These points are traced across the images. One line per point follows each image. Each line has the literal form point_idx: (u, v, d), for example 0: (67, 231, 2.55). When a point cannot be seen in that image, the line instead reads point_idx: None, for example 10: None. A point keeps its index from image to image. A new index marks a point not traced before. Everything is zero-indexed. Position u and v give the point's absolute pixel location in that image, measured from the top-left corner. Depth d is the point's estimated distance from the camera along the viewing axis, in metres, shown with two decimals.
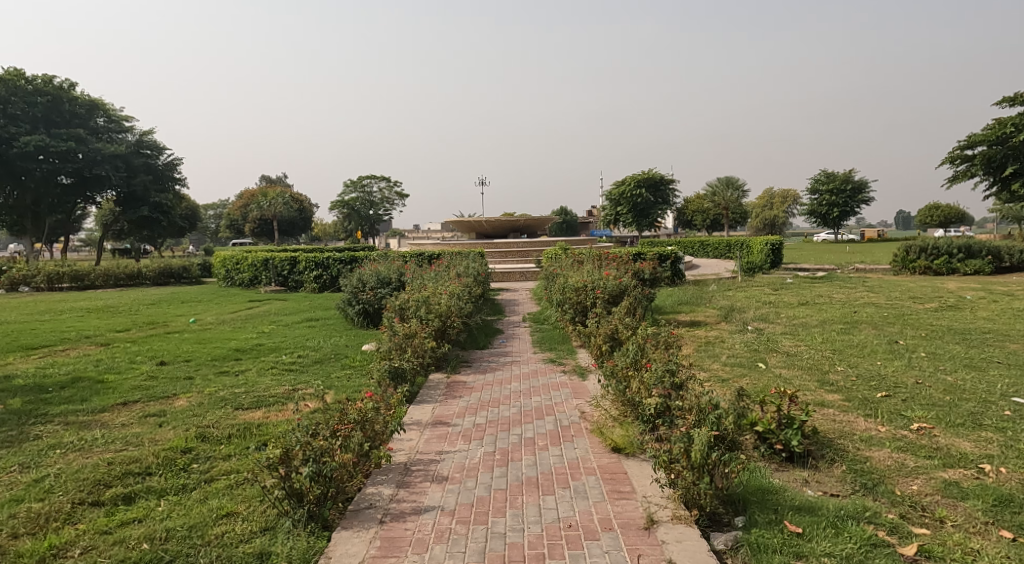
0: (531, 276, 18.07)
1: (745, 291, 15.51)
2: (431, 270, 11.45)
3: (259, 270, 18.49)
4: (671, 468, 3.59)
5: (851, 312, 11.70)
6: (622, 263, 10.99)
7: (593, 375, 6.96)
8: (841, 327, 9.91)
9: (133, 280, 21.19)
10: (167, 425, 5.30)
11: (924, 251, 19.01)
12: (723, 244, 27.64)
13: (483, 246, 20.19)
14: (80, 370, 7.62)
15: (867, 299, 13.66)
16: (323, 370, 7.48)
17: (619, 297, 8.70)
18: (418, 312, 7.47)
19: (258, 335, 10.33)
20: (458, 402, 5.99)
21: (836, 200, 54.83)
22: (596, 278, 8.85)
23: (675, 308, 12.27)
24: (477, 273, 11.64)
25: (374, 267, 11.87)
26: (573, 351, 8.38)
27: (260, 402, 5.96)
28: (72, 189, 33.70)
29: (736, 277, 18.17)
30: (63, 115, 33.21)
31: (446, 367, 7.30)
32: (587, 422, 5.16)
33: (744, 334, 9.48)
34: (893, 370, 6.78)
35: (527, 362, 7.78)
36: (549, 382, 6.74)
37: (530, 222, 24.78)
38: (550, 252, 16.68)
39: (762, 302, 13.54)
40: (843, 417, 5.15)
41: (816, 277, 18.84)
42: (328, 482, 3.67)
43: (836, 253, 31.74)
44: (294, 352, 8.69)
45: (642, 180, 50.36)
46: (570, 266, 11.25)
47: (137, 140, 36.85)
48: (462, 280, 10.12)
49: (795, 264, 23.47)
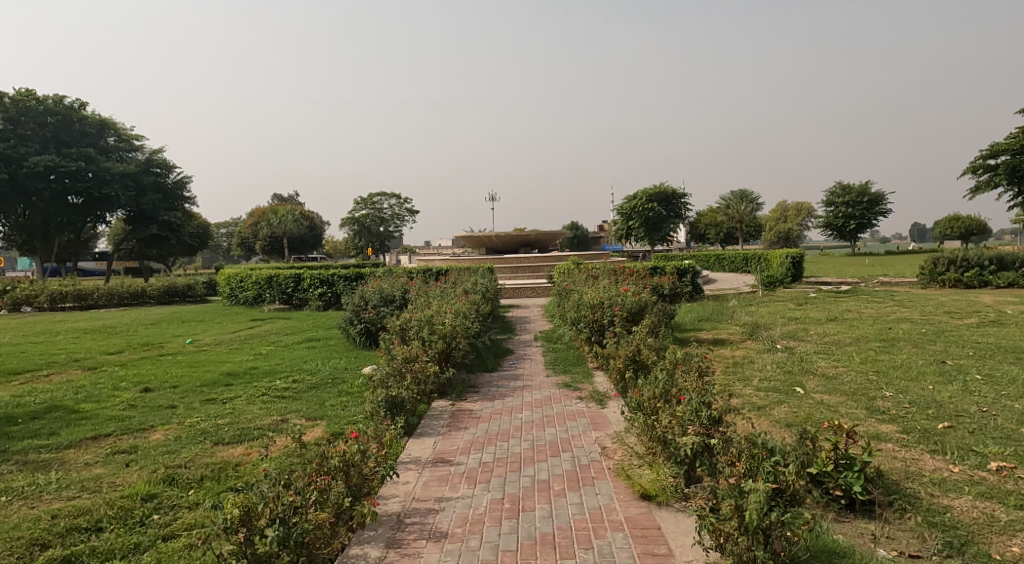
0: (542, 292, 17.48)
1: (767, 306, 14.86)
2: (437, 287, 10.81)
3: (263, 287, 18.02)
4: (720, 531, 2.93)
5: (886, 328, 11.00)
6: (639, 278, 10.37)
7: (613, 402, 6.32)
8: (879, 345, 9.24)
9: (137, 299, 20.80)
10: (134, 465, 4.71)
11: (953, 263, 18.37)
12: (739, 258, 26.94)
13: (492, 261, 19.63)
14: (56, 398, 7.06)
15: (900, 313, 12.96)
16: (316, 398, 6.86)
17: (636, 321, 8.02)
18: (419, 333, 6.85)
19: (254, 357, 9.77)
20: (462, 436, 5.34)
21: (853, 212, 54.08)
22: (613, 294, 8.19)
23: (696, 325, 11.61)
24: (485, 289, 11.04)
25: (377, 284, 11.33)
26: (590, 374, 7.70)
27: (242, 436, 5.35)
28: (81, 208, 33.69)
29: (756, 292, 17.52)
30: (72, 134, 33.18)
31: (450, 394, 6.63)
32: (609, 460, 4.52)
33: (775, 354, 8.77)
34: (950, 395, 6.07)
35: (540, 388, 7.14)
36: (565, 410, 6.11)
37: (540, 236, 24.24)
38: (562, 266, 16.10)
39: (788, 318, 12.87)
40: (906, 454, 4.47)
41: (840, 291, 18.11)
42: (299, 549, 3.02)
43: (856, 266, 31.21)
44: (289, 376, 8.09)
45: (654, 194, 50.15)
46: (583, 281, 10.63)
47: (147, 159, 36.91)
48: (468, 297, 9.49)
49: (816, 278, 22.71)
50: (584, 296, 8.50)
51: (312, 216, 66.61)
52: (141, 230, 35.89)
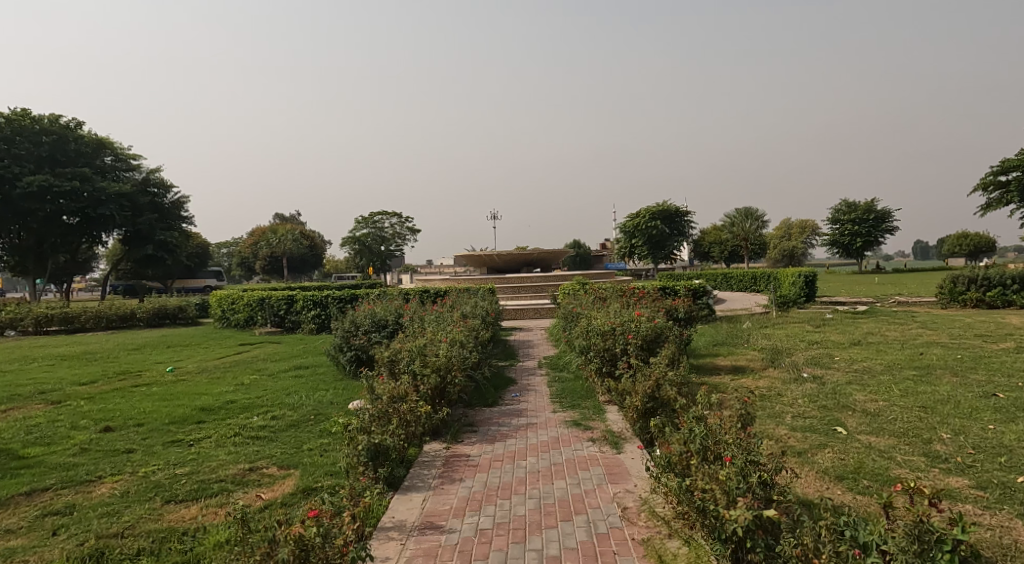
0: (546, 314, 16.76)
1: (784, 329, 14.11)
2: (434, 311, 10.08)
3: (255, 310, 17.29)
4: None
5: (917, 353, 10.25)
6: (651, 300, 9.63)
7: (630, 446, 5.56)
8: (916, 374, 8.48)
9: (125, 322, 20.04)
10: (63, 534, 3.98)
11: (974, 282, 17.64)
12: (748, 277, 26.22)
13: (494, 281, 18.93)
14: (4, 440, 6.31)
15: (927, 336, 12.21)
16: (295, 439, 6.08)
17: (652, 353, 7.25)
18: (410, 366, 6.10)
19: (235, 388, 9.01)
20: (457, 491, 4.58)
21: (858, 230, 53.48)
22: (626, 320, 7.45)
23: (712, 351, 10.86)
24: (486, 313, 10.31)
25: (370, 308, 10.61)
26: (601, 410, 6.93)
27: (199, 492, 4.60)
28: (75, 229, 33.08)
29: (770, 313, 16.78)
30: (68, 154, 32.64)
31: (445, 435, 5.87)
32: (633, 528, 3.76)
33: (803, 384, 8.01)
34: (1016, 438, 5.31)
35: (546, 426, 6.38)
36: (576, 455, 5.35)
37: (544, 255, 23.56)
38: (567, 287, 15.40)
39: (808, 342, 12.13)
40: (992, 521, 3.75)
41: (857, 312, 17.37)
42: None
43: (867, 285, 30.45)
44: (268, 412, 7.32)
45: (658, 213, 49.60)
46: (590, 305, 9.89)
47: (144, 179, 36.42)
48: (467, 322, 8.74)
49: (829, 297, 21.97)
50: (593, 321, 7.76)
51: (313, 236, 66.13)
52: (137, 250, 35.24)
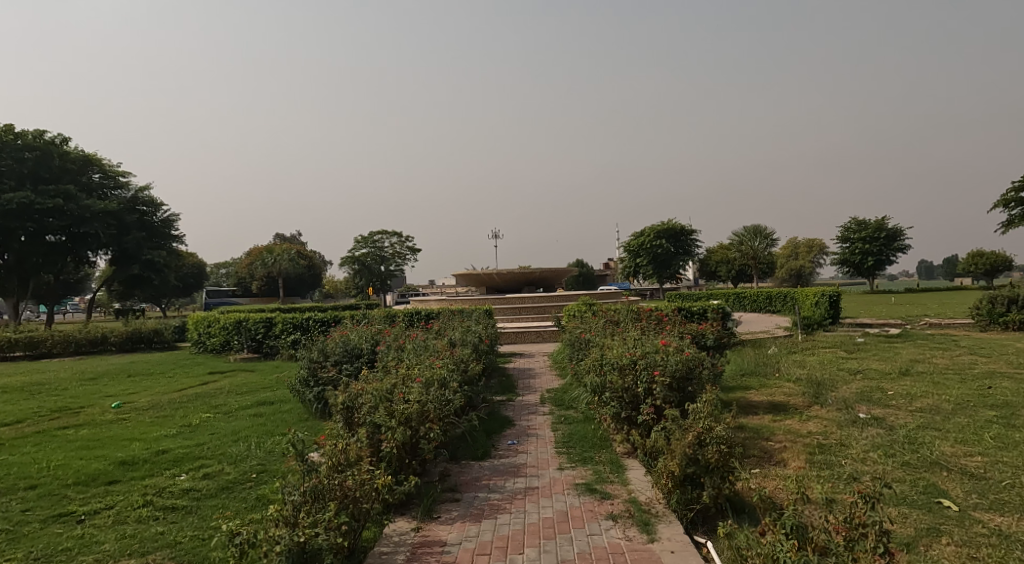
0: (549, 337, 15.31)
1: (815, 355, 12.62)
2: (418, 336, 8.64)
3: (231, 333, 15.86)
4: None
5: (984, 387, 8.79)
6: (673, 325, 8.17)
7: (669, 529, 4.11)
8: (1000, 415, 7.02)
9: (95, 346, 18.59)
10: None
11: (1016, 302, 16.15)
12: (763, 297, 24.72)
13: (493, 302, 17.50)
14: None
15: (984, 365, 10.75)
16: (215, 514, 4.61)
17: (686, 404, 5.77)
18: (370, 415, 4.66)
19: (178, 431, 7.56)
20: None
21: (870, 249, 52.00)
22: (648, 352, 6.00)
23: (741, 384, 9.40)
24: (479, 340, 8.87)
25: (345, 334, 9.18)
26: (621, 466, 5.46)
27: None
28: (58, 248, 31.75)
29: (795, 336, 15.31)
30: (52, 171, 31.33)
31: (416, 512, 4.41)
32: None
33: (865, 430, 6.55)
34: None
35: (551, 491, 4.91)
36: (593, 546, 3.89)
37: (547, 274, 22.13)
38: (572, 308, 13.96)
39: (848, 372, 10.66)
40: None
41: (891, 335, 15.87)
42: None
43: (887, 306, 28.94)
44: (202, 467, 5.86)
45: (663, 231, 48.36)
46: (602, 330, 8.45)
47: (133, 197, 35.18)
48: (455, 352, 7.29)
49: (854, 319, 20.43)
50: (609, 353, 6.30)
51: (310, 256, 64.92)
52: (123, 270, 33.90)
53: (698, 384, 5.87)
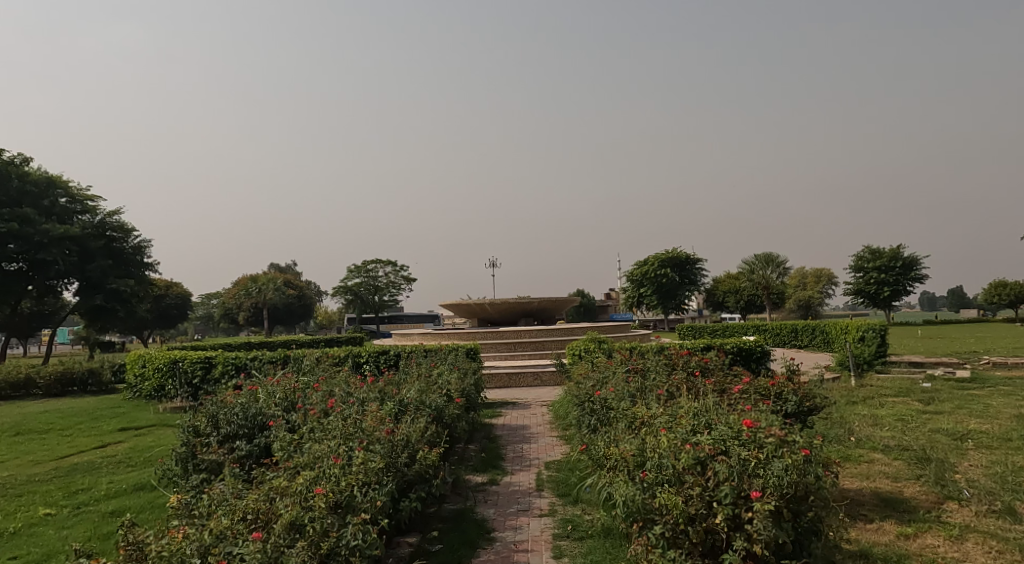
0: (548, 380, 12.62)
1: (887, 408, 9.92)
2: (358, 391, 5.93)
3: (165, 377, 13.15)
4: None
5: None
6: (733, 383, 5.47)
7: None
8: None
9: (15, 391, 15.80)
10: None
11: None
12: (788, 329, 21.95)
13: (481, 338, 14.85)
14: None
15: None
16: None
17: (798, 550, 3.20)
18: None
19: None
20: None
21: (885, 278, 49.34)
22: (725, 443, 3.37)
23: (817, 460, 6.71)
24: (449, 398, 6.17)
25: (255, 386, 6.43)
26: None
27: None
28: (13, 277, 29.11)
29: (847, 380, 12.57)
30: (9, 193, 28.84)
31: None
32: None
33: None
34: None
35: None
36: None
37: (546, 305, 19.46)
38: (576, 346, 11.31)
39: (950, 436, 7.96)
40: None
41: (960, 379, 13.13)
42: None
43: (923, 339, 26.15)
44: None
45: (668, 260, 45.91)
46: (628, 387, 5.74)
47: (100, 222, 32.66)
48: (400, 427, 4.63)
49: (900, 357, 17.67)
50: (654, 440, 3.64)
51: (300, 286, 62.38)
52: (85, 301, 31.16)
53: (819, 509, 3.26)
